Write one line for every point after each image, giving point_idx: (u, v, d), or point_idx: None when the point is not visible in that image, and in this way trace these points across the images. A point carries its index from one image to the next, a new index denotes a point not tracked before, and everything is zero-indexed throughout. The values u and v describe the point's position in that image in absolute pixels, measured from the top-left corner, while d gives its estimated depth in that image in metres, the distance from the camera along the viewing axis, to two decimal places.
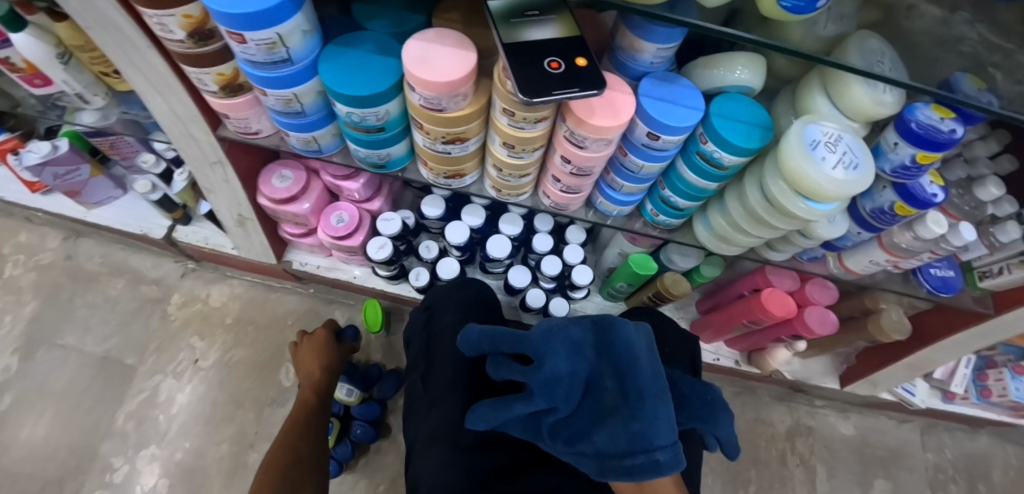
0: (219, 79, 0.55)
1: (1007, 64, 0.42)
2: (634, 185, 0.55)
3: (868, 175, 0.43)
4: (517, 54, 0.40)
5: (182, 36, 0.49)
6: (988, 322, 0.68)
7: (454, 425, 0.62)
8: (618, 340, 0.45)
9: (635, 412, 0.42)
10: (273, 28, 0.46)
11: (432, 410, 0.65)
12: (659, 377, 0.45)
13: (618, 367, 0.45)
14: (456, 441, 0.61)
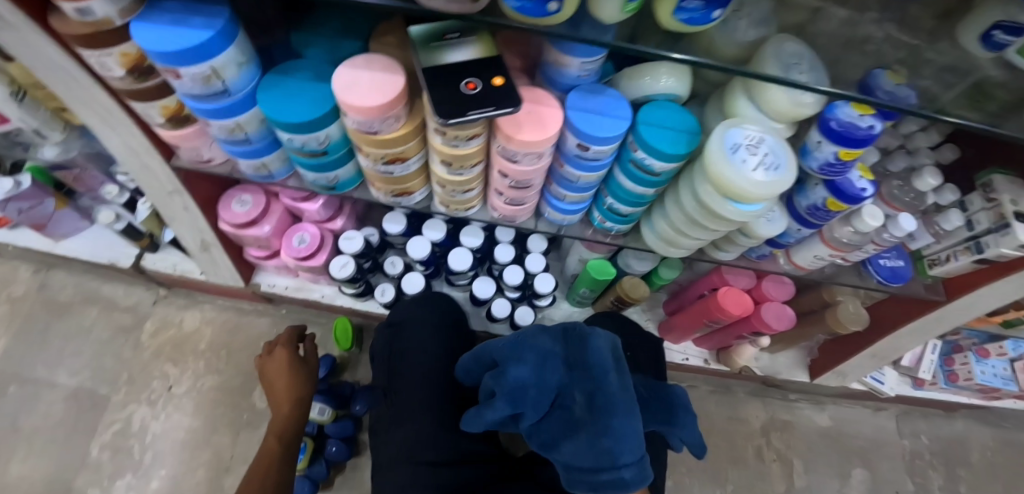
0: (165, 111, 0.56)
1: (910, 62, 0.44)
2: (576, 194, 0.56)
3: (790, 175, 0.43)
4: (435, 77, 0.41)
5: (122, 73, 0.50)
6: (942, 309, 0.69)
7: (419, 441, 0.63)
8: (588, 354, 0.46)
9: (602, 426, 0.43)
10: (207, 63, 0.47)
11: (397, 428, 0.66)
12: (625, 392, 0.46)
13: (586, 381, 0.45)
14: (418, 458, 0.62)
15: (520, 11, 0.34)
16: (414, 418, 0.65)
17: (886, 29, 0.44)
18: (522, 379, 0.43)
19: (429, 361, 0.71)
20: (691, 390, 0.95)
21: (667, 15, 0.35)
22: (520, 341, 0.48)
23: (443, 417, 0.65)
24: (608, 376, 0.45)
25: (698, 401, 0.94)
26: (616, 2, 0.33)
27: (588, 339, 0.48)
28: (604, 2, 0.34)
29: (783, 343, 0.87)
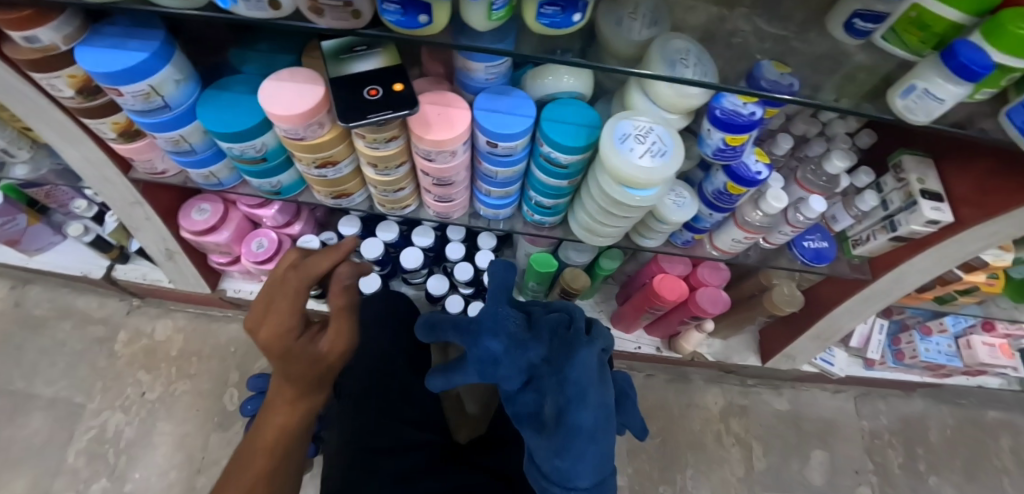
0: (116, 127, 0.59)
1: (781, 52, 0.48)
2: (498, 188, 0.60)
3: (675, 161, 0.47)
4: (344, 88, 0.46)
5: (72, 93, 0.53)
6: (871, 287, 0.72)
7: (364, 431, 0.65)
8: (566, 371, 0.54)
9: (562, 451, 0.53)
10: (145, 81, 0.51)
11: (348, 418, 0.68)
12: (596, 416, 0.53)
13: (557, 395, 0.55)
14: (361, 445, 0.64)
15: (398, 24, 0.39)
16: (358, 414, 0.68)
17: (752, 22, 0.49)
18: (494, 355, 0.58)
19: (386, 358, 0.76)
20: (650, 379, 0.98)
21: (532, 18, 0.40)
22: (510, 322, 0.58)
23: (388, 409, 0.69)
24: (581, 403, 0.53)
25: (656, 389, 0.97)
26: (480, 9, 0.38)
27: (573, 357, 0.55)
28: (470, 11, 0.38)
29: (730, 328, 0.90)
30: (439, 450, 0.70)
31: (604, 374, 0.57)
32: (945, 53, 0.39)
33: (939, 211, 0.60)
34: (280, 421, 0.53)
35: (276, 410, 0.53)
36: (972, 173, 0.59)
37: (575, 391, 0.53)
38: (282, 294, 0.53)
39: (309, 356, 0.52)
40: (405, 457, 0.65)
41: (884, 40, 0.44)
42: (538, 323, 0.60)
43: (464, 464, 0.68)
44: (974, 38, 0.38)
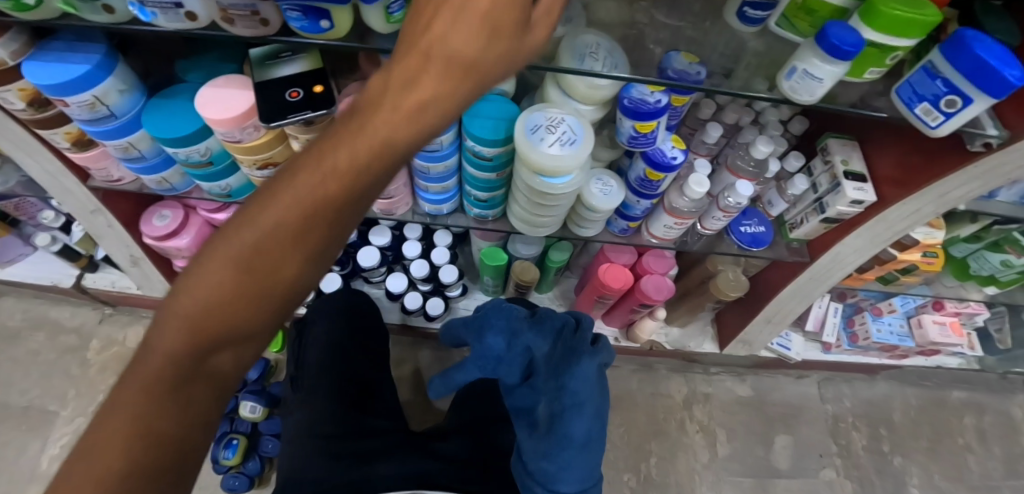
0: (69, 137, 0.62)
1: (679, 40, 0.51)
2: (434, 184, 0.63)
3: (584, 149, 0.49)
4: (266, 93, 0.49)
5: (23, 105, 0.56)
6: (812, 269, 0.74)
7: (313, 422, 0.71)
8: (566, 380, 0.65)
9: (552, 454, 0.64)
10: (89, 91, 0.53)
11: (299, 410, 0.73)
12: (585, 425, 0.66)
13: (555, 400, 0.66)
14: (313, 433, 0.70)
15: (304, 29, 0.42)
16: (313, 409, 0.72)
17: (652, 14, 0.52)
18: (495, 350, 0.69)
19: (337, 344, 0.80)
20: (613, 369, 1.00)
21: None
22: (513, 326, 0.70)
23: (339, 402, 0.74)
24: (577, 411, 0.65)
25: (619, 380, 0.99)
26: (378, 12, 0.40)
27: (574, 368, 0.66)
28: (370, 14, 0.41)
29: (686, 315, 0.92)
30: (393, 435, 0.73)
31: (601, 385, 0.69)
32: (816, 36, 0.41)
33: (862, 192, 0.62)
34: (290, 195, 0.29)
35: (270, 198, 0.30)
36: (896, 153, 0.61)
37: (572, 401, 0.65)
38: (415, 64, 0.28)
39: (494, 47, 0.28)
40: (356, 441, 0.70)
41: (777, 27, 0.48)
42: (544, 320, 0.71)
43: (418, 442, 0.73)
44: (854, 22, 0.42)
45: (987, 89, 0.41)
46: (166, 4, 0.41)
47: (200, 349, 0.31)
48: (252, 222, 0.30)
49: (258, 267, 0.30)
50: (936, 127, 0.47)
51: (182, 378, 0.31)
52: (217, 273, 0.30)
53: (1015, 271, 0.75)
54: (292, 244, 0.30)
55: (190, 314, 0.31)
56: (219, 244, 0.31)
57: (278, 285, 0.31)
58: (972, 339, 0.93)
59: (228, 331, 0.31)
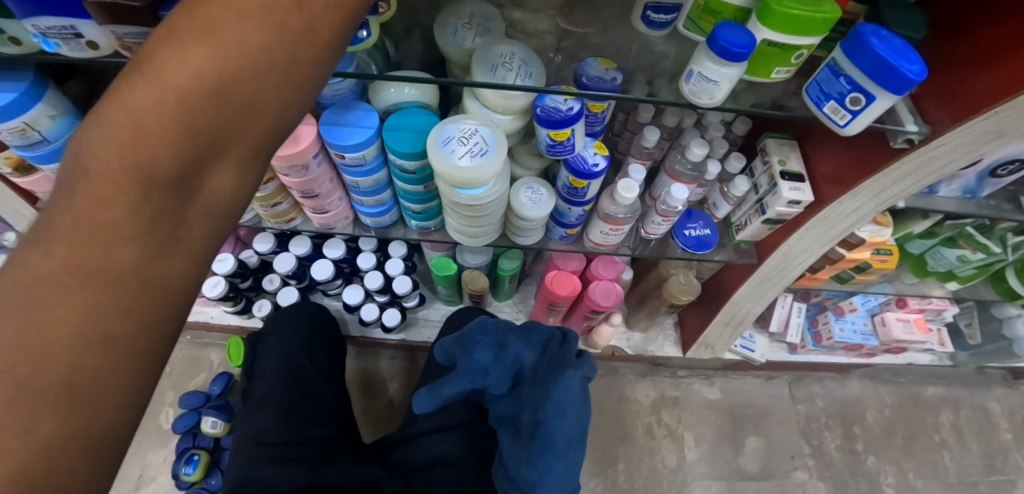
0: (9, 162, 0.63)
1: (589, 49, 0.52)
2: (367, 198, 0.63)
3: (495, 159, 0.50)
4: None
5: None
6: (760, 271, 0.74)
7: (260, 428, 0.72)
8: (549, 391, 0.63)
9: (536, 462, 0.62)
10: (18, 118, 0.54)
11: (251, 415, 0.74)
12: (569, 435, 0.63)
13: (538, 409, 0.63)
14: (260, 438, 0.70)
15: None
16: (262, 416, 0.73)
17: (556, 22, 0.52)
18: (483, 364, 0.65)
19: (292, 357, 0.80)
20: None
21: None
22: (498, 335, 0.66)
23: (288, 411, 0.74)
24: (563, 419, 0.63)
25: None
26: None
27: (561, 378, 0.63)
28: None
29: (646, 318, 0.91)
30: (337, 443, 0.76)
31: (585, 399, 0.66)
32: (708, 39, 0.41)
33: (799, 192, 0.62)
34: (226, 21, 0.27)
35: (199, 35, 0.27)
36: (833, 150, 0.60)
37: (554, 408, 0.62)
38: None
39: None
40: (301, 447, 0.72)
41: (685, 30, 0.47)
42: (531, 329, 0.68)
43: (366, 453, 0.75)
44: (752, 23, 0.42)
45: (885, 84, 0.40)
46: (66, 34, 0.42)
47: (198, 142, 0.27)
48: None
49: (276, 22, 0.28)
50: (845, 125, 0.47)
51: (179, 201, 0.27)
52: (224, 38, 0.27)
53: (973, 266, 0.74)
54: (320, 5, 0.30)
55: (177, 100, 0.26)
56: (220, 8, 0.27)
57: (292, 68, 0.29)
58: (941, 334, 0.91)
59: (239, 113, 0.28)
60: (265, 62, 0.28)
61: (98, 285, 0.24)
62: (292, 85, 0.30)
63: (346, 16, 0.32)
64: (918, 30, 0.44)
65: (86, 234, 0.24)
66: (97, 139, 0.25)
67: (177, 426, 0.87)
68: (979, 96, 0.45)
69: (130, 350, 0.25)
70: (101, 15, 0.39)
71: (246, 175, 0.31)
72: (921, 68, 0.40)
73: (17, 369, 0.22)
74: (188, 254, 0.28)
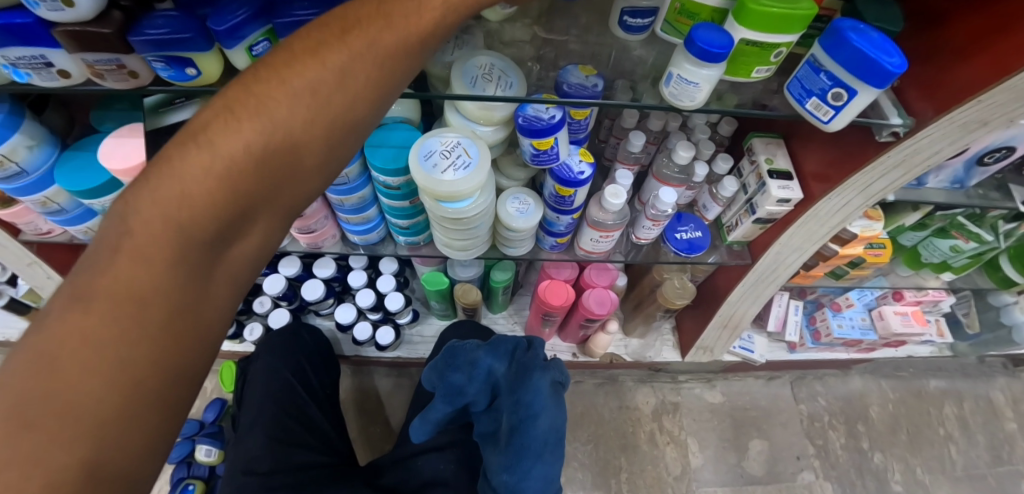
0: None
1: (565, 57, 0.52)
2: (353, 216, 0.63)
3: (478, 175, 0.49)
4: (156, 142, 0.48)
5: None
6: (754, 271, 0.73)
7: (252, 457, 0.70)
8: (522, 395, 0.63)
9: (515, 467, 0.62)
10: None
11: (240, 444, 0.72)
12: (545, 437, 0.63)
13: (513, 415, 0.63)
14: (250, 468, 0.69)
15: (173, 78, 0.42)
16: (249, 443, 0.72)
17: (533, 31, 0.51)
18: (458, 385, 0.65)
19: (280, 381, 0.79)
20: (578, 385, 0.99)
21: None
22: (466, 353, 0.67)
23: (279, 437, 0.73)
24: (540, 421, 0.62)
25: (585, 395, 0.98)
26: (242, 57, 0.41)
27: (531, 382, 0.63)
28: (232, 56, 0.41)
29: (643, 324, 0.91)
30: (331, 469, 0.74)
31: (558, 401, 0.66)
32: (686, 41, 0.41)
33: (788, 190, 0.61)
34: (272, 105, 0.29)
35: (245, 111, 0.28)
36: (819, 147, 0.60)
37: (528, 410, 0.62)
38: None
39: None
40: (292, 474, 0.70)
41: (663, 33, 0.47)
42: (498, 342, 0.68)
43: (358, 477, 0.74)
44: (730, 23, 0.42)
45: (865, 78, 0.40)
46: (36, 64, 0.41)
47: (232, 211, 0.29)
48: (319, 57, 0.29)
49: (320, 107, 0.29)
50: (828, 122, 0.46)
51: (211, 257, 0.30)
52: (270, 115, 0.28)
53: (967, 256, 0.74)
54: (365, 76, 0.30)
55: (213, 167, 0.28)
56: (274, 83, 0.29)
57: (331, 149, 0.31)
58: (940, 325, 0.90)
59: (277, 177, 0.30)
60: (307, 144, 0.30)
61: (136, 337, 0.27)
62: (325, 156, 0.31)
63: (391, 79, 0.31)
64: (894, 22, 0.44)
65: (130, 288, 0.27)
66: (145, 200, 0.28)
67: (170, 456, 0.86)
68: (963, 86, 0.44)
69: (160, 389, 0.27)
70: (70, 43, 0.38)
71: (267, 218, 0.31)
72: (901, 60, 0.39)
73: (44, 419, 0.24)
74: (212, 306, 0.31)
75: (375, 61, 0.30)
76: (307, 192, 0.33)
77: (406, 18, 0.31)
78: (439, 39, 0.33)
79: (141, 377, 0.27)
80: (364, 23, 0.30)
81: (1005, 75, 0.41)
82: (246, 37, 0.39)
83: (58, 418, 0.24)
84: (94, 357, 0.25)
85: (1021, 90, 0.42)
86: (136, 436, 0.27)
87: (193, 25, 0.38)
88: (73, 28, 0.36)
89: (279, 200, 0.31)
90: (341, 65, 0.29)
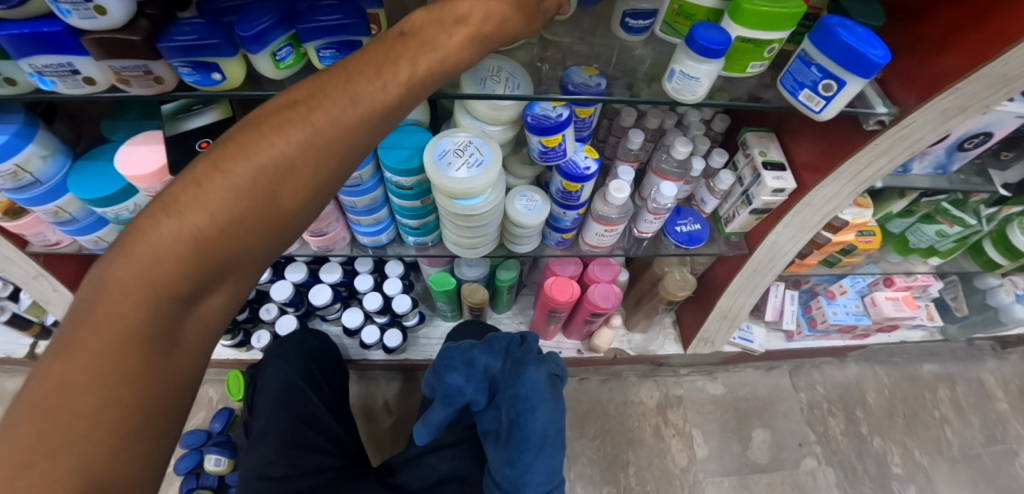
0: None
1: (570, 55, 0.54)
2: (365, 217, 0.64)
3: (491, 172, 0.51)
4: (176, 147, 0.50)
5: None
6: (751, 261, 0.76)
7: (266, 462, 0.70)
8: (518, 389, 0.63)
9: (516, 461, 0.62)
10: (10, 160, 0.53)
11: (252, 451, 0.72)
12: (544, 430, 0.63)
13: (511, 408, 0.63)
14: (264, 473, 0.69)
15: (198, 84, 0.44)
16: (261, 448, 0.72)
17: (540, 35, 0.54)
18: (456, 386, 0.66)
19: (289, 384, 0.79)
20: (583, 382, 1.00)
21: (316, 59, 0.44)
22: (459, 353, 0.68)
23: (291, 441, 0.73)
24: (536, 414, 0.63)
25: (590, 392, 0.99)
26: (266, 62, 0.43)
27: (525, 377, 0.64)
28: (257, 62, 0.43)
29: (645, 319, 0.93)
30: (344, 471, 0.74)
31: (555, 395, 0.67)
32: (686, 39, 0.43)
33: (782, 180, 0.64)
34: (232, 178, 0.30)
35: (203, 186, 0.30)
36: (810, 139, 0.63)
37: (525, 404, 0.63)
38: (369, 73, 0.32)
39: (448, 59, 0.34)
40: (306, 478, 0.70)
41: (663, 34, 0.50)
42: (493, 340, 0.70)
43: (372, 477, 0.74)
44: (725, 22, 0.45)
45: (853, 70, 0.43)
46: (63, 72, 0.42)
47: (205, 272, 0.31)
48: (291, 127, 0.31)
49: (281, 179, 0.31)
50: (820, 111, 0.49)
51: (184, 314, 0.32)
52: (230, 186, 0.30)
53: (952, 241, 0.77)
54: (327, 148, 0.32)
55: (177, 237, 0.29)
56: (237, 159, 0.31)
57: (296, 212, 0.33)
58: (930, 310, 0.93)
59: (242, 242, 0.32)
60: (271, 212, 0.32)
61: (113, 383, 0.29)
62: (290, 218, 0.33)
63: (352, 151, 0.33)
64: (878, 18, 0.47)
65: (103, 346, 0.29)
66: (118, 265, 0.29)
67: (179, 467, 0.85)
68: (942, 76, 0.48)
69: (142, 432, 0.29)
70: (98, 51, 0.39)
71: (241, 276, 0.34)
72: (885, 52, 0.42)
73: (41, 458, 0.26)
74: (190, 352, 0.33)
75: (337, 135, 0.32)
76: (284, 241, 0.35)
77: (369, 94, 0.32)
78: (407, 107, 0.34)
79: (127, 419, 0.29)
80: (328, 97, 0.32)
81: (981, 64, 0.45)
82: (270, 44, 0.41)
83: (52, 458, 0.26)
84: (79, 405, 0.28)
85: (993, 77, 0.45)
86: (127, 471, 0.29)
87: (220, 32, 0.40)
88: (104, 35, 0.38)
89: (250, 261, 0.33)
90: (302, 141, 0.31)
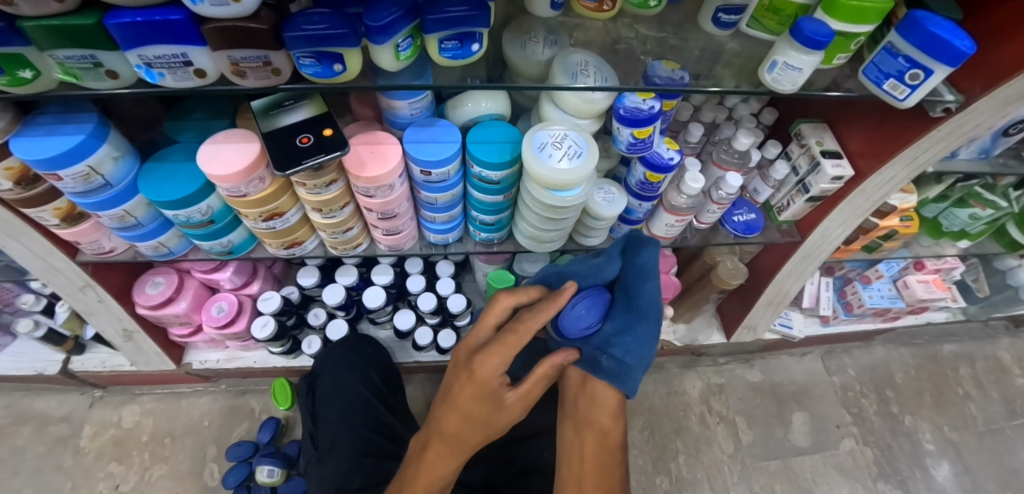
0: (59, 213, 0.57)
1: (659, 49, 0.56)
2: (442, 214, 0.64)
3: (591, 162, 0.52)
4: (274, 143, 0.49)
5: (8, 184, 0.51)
6: (802, 248, 0.78)
7: (342, 474, 0.70)
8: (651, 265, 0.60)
9: (613, 319, 0.58)
10: (83, 162, 0.50)
11: (323, 466, 0.72)
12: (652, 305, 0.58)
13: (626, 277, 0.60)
14: (342, 485, 0.69)
15: (316, 75, 0.44)
16: (328, 465, 0.72)
17: (633, 29, 0.55)
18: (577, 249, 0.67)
19: (348, 386, 0.80)
20: None
21: (435, 51, 0.45)
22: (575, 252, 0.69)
23: (361, 456, 0.73)
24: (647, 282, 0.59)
25: None
26: (387, 52, 0.43)
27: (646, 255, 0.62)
28: (379, 54, 0.43)
29: (691, 310, 0.95)
30: None
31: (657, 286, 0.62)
32: (791, 30, 0.45)
33: (840, 168, 0.67)
34: (445, 406, 0.52)
35: (443, 417, 0.52)
36: (865, 129, 0.66)
37: (638, 270, 0.59)
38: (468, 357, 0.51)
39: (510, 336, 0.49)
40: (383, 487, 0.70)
41: (749, 28, 0.52)
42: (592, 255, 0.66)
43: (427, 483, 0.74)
44: (818, 14, 0.46)
45: (941, 60, 0.45)
46: (174, 63, 0.41)
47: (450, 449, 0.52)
48: (458, 391, 0.50)
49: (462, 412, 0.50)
50: (904, 99, 0.52)
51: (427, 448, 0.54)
52: (445, 415, 0.51)
53: (983, 223, 0.81)
54: (472, 396, 0.49)
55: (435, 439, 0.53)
56: (452, 401, 0.51)
57: (475, 426, 0.51)
58: (953, 292, 0.99)
59: (451, 433, 0.51)
60: (460, 423, 0.51)
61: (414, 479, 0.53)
62: (463, 421, 0.50)
63: (478, 394, 0.49)
64: (956, 11, 0.49)
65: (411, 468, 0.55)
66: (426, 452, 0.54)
67: (229, 481, 0.84)
68: (1004, 66, 0.50)
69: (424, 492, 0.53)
70: (218, 41, 0.38)
71: (449, 448, 0.52)
72: (971, 42, 0.44)
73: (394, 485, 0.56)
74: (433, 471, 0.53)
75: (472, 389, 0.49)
76: (467, 423, 0.50)
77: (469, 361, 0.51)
78: (490, 361, 0.48)
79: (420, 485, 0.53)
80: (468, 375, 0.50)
81: None
82: (395, 35, 0.41)
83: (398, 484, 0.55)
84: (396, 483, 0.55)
85: None
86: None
87: (346, 22, 0.39)
88: (227, 23, 0.37)
89: (454, 436, 0.51)
90: (464, 391, 0.49)
